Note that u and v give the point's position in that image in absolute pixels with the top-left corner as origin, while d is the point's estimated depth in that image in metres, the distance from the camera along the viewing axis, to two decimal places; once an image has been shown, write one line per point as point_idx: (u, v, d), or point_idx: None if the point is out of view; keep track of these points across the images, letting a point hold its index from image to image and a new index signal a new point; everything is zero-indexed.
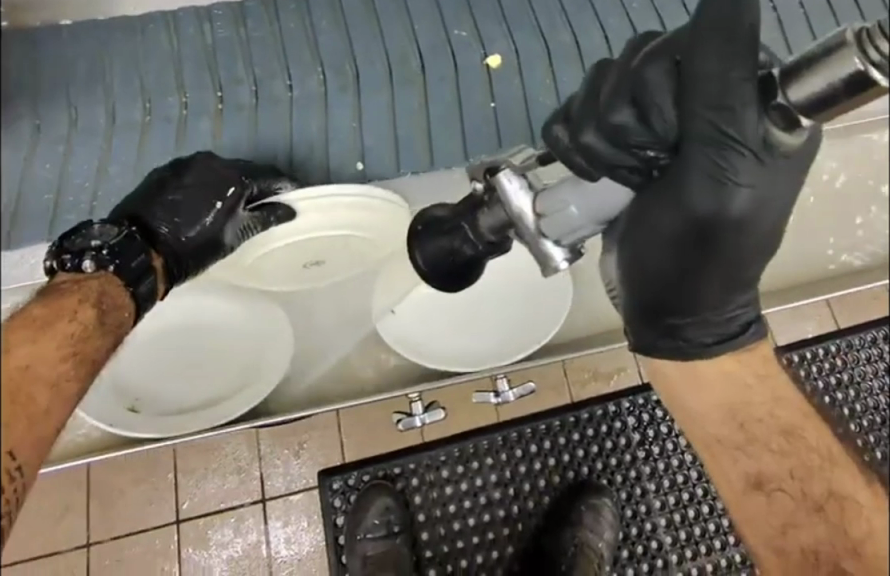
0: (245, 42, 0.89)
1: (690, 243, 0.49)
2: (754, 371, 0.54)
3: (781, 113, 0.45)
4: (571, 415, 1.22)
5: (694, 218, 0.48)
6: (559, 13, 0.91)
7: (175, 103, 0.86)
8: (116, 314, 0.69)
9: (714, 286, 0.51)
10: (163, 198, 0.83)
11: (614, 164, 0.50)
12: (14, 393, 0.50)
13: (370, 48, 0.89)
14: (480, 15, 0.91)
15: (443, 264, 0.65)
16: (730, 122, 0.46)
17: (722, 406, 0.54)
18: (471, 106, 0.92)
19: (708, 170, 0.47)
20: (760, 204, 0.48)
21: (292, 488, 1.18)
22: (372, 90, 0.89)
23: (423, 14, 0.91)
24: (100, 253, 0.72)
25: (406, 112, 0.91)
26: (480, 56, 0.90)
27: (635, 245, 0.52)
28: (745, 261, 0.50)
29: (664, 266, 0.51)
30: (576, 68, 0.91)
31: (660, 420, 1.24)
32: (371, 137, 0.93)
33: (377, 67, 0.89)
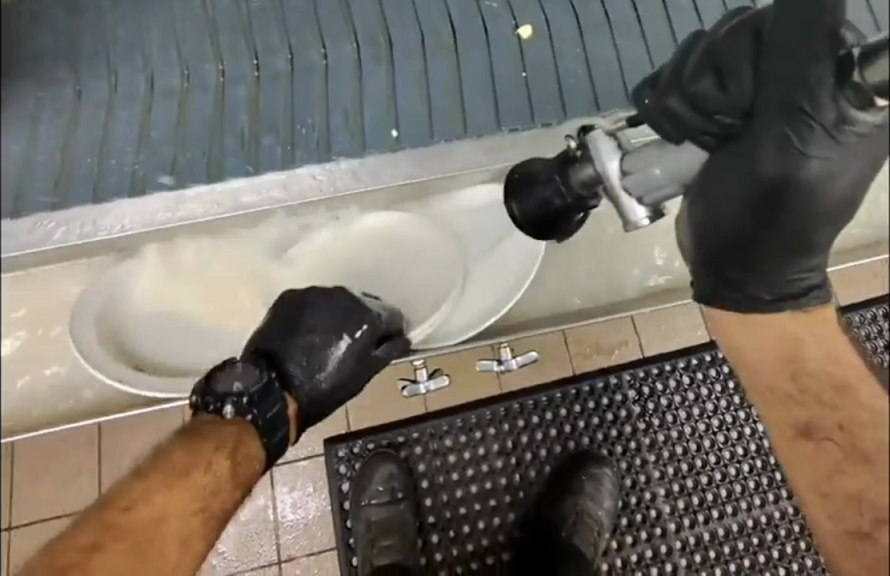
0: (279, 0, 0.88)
1: (759, 202, 0.45)
2: (813, 329, 0.48)
3: (859, 93, 0.42)
4: (571, 387, 1.27)
5: (766, 178, 0.45)
6: None
7: (212, 70, 0.87)
8: (248, 466, 0.70)
9: (780, 257, 0.47)
10: (298, 338, 0.78)
11: (692, 129, 0.48)
12: (141, 550, 0.63)
13: (403, 16, 0.91)
14: None
15: (540, 221, 0.60)
16: (805, 98, 0.43)
17: (780, 360, 0.48)
18: (501, 69, 0.91)
19: (779, 138, 0.44)
20: (836, 173, 0.44)
21: (299, 454, 1.23)
22: (406, 59, 0.90)
23: None
24: (241, 399, 0.71)
25: (440, 78, 0.91)
26: (511, 26, 0.92)
27: (699, 205, 0.48)
28: (810, 225, 0.45)
29: (732, 221, 0.47)
30: (606, 38, 0.92)
31: (660, 393, 1.27)
32: (405, 102, 0.90)
33: (410, 32, 0.90)
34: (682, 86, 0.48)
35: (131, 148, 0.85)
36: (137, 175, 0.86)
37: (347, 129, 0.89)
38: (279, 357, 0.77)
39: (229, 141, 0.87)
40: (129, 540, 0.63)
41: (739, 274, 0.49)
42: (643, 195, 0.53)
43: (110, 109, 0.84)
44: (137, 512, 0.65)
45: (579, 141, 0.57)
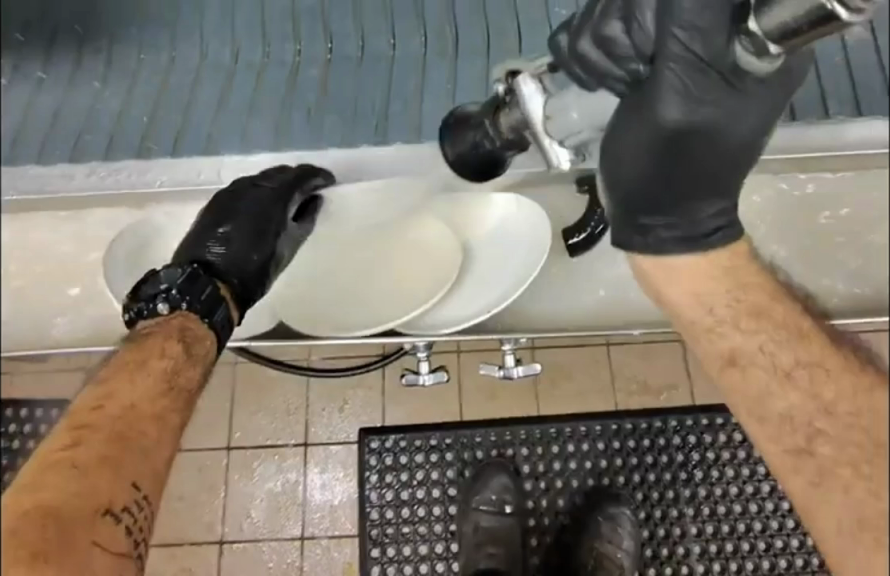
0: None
1: (664, 144, 0.53)
2: (724, 266, 0.56)
3: (757, 42, 0.48)
4: (614, 423, 1.23)
5: (665, 125, 0.52)
6: None
7: (291, 49, 0.98)
8: (200, 343, 0.72)
9: (686, 194, 0.56)
10: (215, 233, 0.82)
11: (604, 74, 0.57)
12: (122, 434, 0.61)
13: (471, 13, 0.97)
14: None
15: (465, 158, 0.80)
16: (701, 45, 0.50)
17: (693, 295, 0.56)
18: None
19: (676, 88, 0.51)
20: (734, 117, 0.52)
21: (332, 438, 1.25)
22: (470, 55, 0.97)
23: None
24: (171, 293, 0.73)
25: None
26: None
27: (608, 159, 0.58)
28: (708, 160, 0.54)
29: (641, 165, 0.55)
30: None
31: (709, 446, 1.22)
32: (462, 98, 0.96)
33: (476, 31, 0.97)
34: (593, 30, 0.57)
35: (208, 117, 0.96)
36: (212, 138, 0.95)
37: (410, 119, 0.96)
38: (202, 253, 0.80)
39: (298, 116, 0.97)
40: (105, 427, 0.61)
41: (653, 208, 0.57)
42: (565, 136, 0.64)
43: (198, 74, 0.97)
44: (105, 409, 0.62)
45: (509, 86, 0.68)
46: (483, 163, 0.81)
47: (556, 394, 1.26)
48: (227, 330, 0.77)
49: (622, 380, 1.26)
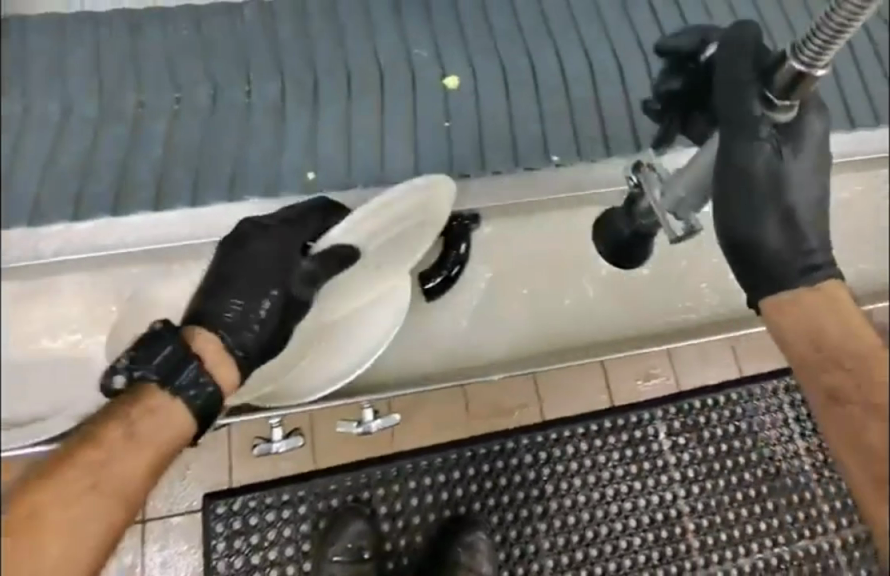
0: (322, 41, 1.05)
1: (751, 179, 0.73)
2: (818, 302, 0.73)
3: (770, 100, 0.70)
4: (469, 448, 1.16)
5: (749, 168, 0.72)
6: (521, 47, 1.08)
7: (131, 101, 0.97)
8: (167, 428, 0.79)
9: (755, 221, 0.74)
10: (227, 294, 0.86)
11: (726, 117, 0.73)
12: (93, 502, 0.75)
13: (334, 59, 1.05)
14: (444, 41, 1.08)
15: (617, 248, 1.07)
16: (746, 113, 0.71)
17: (806, 336, 0.71)
18: (426, 124, 1.06)
19: (750, 137, 0.72)
20: (801, 180, 0.73)
21: (173, 510, 1.11)
22: (331, 100, 1.05)
23: (384, 30, 1.07)
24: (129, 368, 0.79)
25: (363, 116, 1.05)
26: (439, 74, 1.07)
27: (717, 201, 0.77)
28: (778, 191, 0.73)
29: (750, 202, 0.74)
30: (528, 96, 1.07)
31: (559, 459, 1.17)
32: (327, 142, 1.04)
33: (335, 75, 1.05)
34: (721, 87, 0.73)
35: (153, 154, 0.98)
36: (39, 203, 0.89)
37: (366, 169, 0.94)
38: (224, 304, 0.85)
39: (144, 166, 0.97)
40: (81, 495, 0.74)
41: (760, 249, 0.75)
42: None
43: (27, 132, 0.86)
44: (90, 483, 0.75)
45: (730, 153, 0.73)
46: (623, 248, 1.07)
47: (410, 428, 1.18)
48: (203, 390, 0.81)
49: (475, 401, 1.19)
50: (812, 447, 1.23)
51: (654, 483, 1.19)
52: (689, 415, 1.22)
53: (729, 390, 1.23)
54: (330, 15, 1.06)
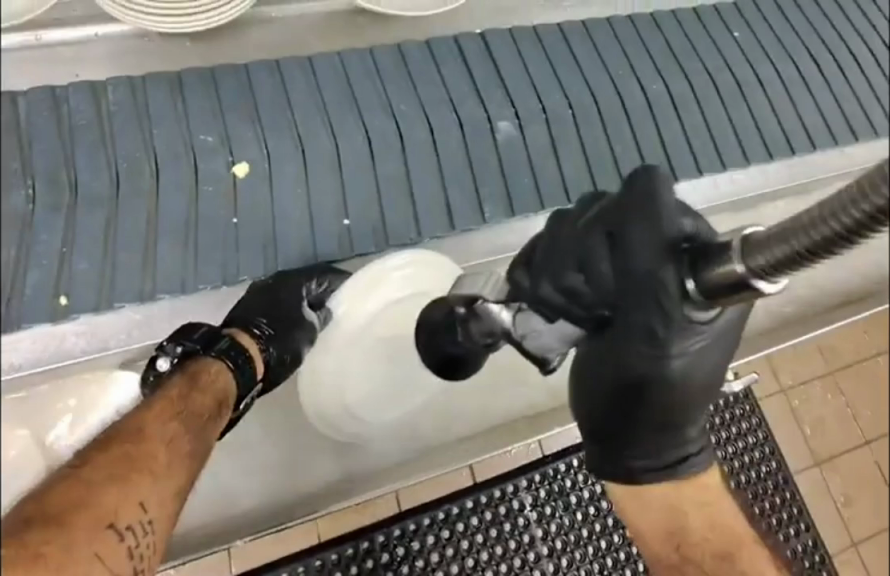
0: (109, 123, 0.71)
1: (630, 395, 0.46)
2: (694, 498, 0.50)
3: (695, 300, 0.42)
4: (318, 558, 0.81)
5: (634, 376, 0.45)
6: (381, 101, 0.76)
7: None
8: (214, 387, 0.62)
9: (638, 428, 0.47)
10: (258, 317, 0.70)
11: (566, 312, 0.47)
12: (130, 460, 0.51)
13: (98, 161, 0.69)
14: (266, 114, 0.74)
15: None
16: (657, 317, 0.43)
17: (662, 532, 0.52)
18: (281, 197, 0.72)
19: (648, 330, 0.44)
20: (696, 365, 0.45)
21: None
22: (95, 211, 0.68)
23: (166, 118, 0.72)
24: (180, 360, 0.63)
25: (172, 223, 0.69)
26: (225, 163, 0.71)
27: (577, 373, 0.49)
28: (688, 410, 0.47)
29: (603, 414, 0.48)
30: (370, 182, 0.74)
31: (461, 535, 0.86)
32: (125, 263, 0.68)
33: (99, 178, 0.68)
34: (552, 278, 0.47)
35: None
36: None
37: (88, 268, 0.67)
38: (249, 319, 0.70)
39: None
40: (109, 456, 0.51)
41: (464, 359, 0.62)
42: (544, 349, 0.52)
43: None
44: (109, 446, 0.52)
45: (467, 308, 0.56)
46: None
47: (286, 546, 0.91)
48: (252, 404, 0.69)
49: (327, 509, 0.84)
50: None
51: (593, 550, 0.90)
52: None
53: None
54: (96, 96, 0.71)
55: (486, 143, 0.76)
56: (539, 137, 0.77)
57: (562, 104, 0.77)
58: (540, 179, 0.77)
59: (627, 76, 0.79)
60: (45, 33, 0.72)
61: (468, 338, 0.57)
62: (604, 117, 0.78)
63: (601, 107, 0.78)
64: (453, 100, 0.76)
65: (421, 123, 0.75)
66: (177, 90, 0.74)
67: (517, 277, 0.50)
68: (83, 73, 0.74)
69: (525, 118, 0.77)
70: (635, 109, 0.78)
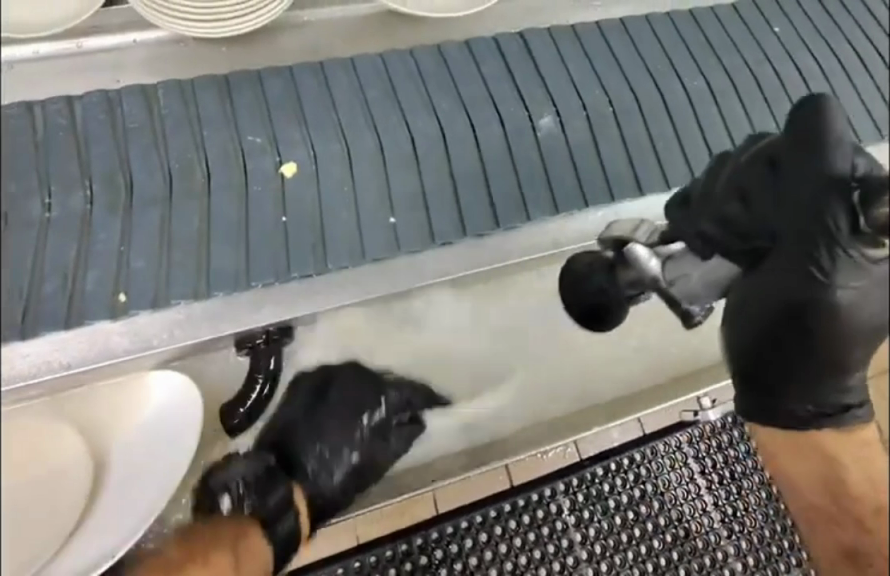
0: (160, 124, 0.74)
1: (784, 325, 0.54)
2: (853, 453, 0.62)
3: (863, 231, 0.49)
4: (371, 553, 0.86)
5: (787, 305, 0.53)
6: (423, 100, 0.77)
7: None
8: (247, 548, 0.78)
9: (799, 367, 0.55)
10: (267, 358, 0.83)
11: (727, 249, 0.59)
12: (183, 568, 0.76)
13: (150, 158, 0.72)
14: (310, 113, 0.76)
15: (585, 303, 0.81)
16: (823, 246, 0.51)
17: (821, 470, 0.64)
18: (327, 191, 0.73)
19: (812, 263, 0.52)
20: (862, 302, 0.51)
21: None
22: (147, 208, 0.70)
23: (215, 120, 0.75)
24: (235, 502, 0.80)
25: (223, 221, 0.71)
26: (273, 163, 0.73)
27: (725, 325, 0.59)
28: (850, 344, 0.53)
29: (764, 337, 0.55)
30: (412, 173, 0.75)
31: (499, 538, 0.89)
32: (179, 261, 0.69)
33: (154, 177, 0.71)
34: (712, 212, 0.58)
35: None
36: None
37: (149, 266, 0.69)
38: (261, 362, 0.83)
39: None
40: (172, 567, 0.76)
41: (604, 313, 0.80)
42: (690, 301, 0.67)
43: None
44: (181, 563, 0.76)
45: (617, 251, 0.70)
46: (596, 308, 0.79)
47: None
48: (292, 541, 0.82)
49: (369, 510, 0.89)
50: (722, 498, 0.96)
51: (633, 555, 0.92)
52: (629, 469, 0.95)
53: (690, 430, 0.98)
54: (148, 99, 0.75)
55: (527, 140, 0.77)
56: (580, 132, 0.78)
57: (602, 101, 0.79)
58: (582, 171, 0.77)
59: (656, 78, 0.80)
60: (85, 41, 0.76)
61: (618, 284, 0.72)
62: (642, 117, 0.79)
63: (644, 111, 0.79)
64: (494, 97, 0.78)
65: (463, 121, 0.76)
66: (226, 90, 0.76)
67: (678, 215, 0.64)
68: (123, 78, 0.77)
69: (566, 116, 0.78)
70: (676, 105, 0.79)
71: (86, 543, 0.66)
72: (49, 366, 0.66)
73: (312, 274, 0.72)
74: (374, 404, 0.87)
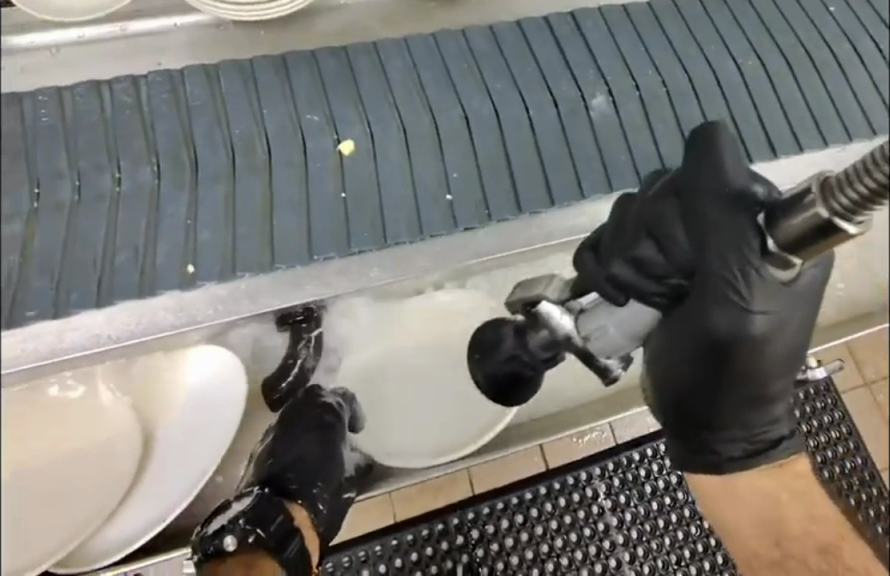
0: (222, 102, 0.77)
1: (708, 357, 0.56)
2: (789, 488, 0.63)
3: (770, 255, 0.53)
4: (425, 524, 0.99)
5: (710, 339, 0.55)
6: (479, 81, 0.79)
7: (24, 194, 0.67)
8: None
9: (722, 393, 0.58)
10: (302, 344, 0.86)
11: (642, 291, 0.58)
12: None
13: (214, 134, 0.75)
14: (366, 92, 0.78)
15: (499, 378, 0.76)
16: (738, 277, 0.54)
17: (764, 523, 0.64)
18: (386, 169, 0.75)
19: (723, 299, 0.54)
20: (777, 326, 0.55)
21: None
22: (211, 183, 0.73)
23: (272, 96, 0.77)
24: (238, 525, 0.77)
25: (287, 196, 0.74)
26: (332, 142, 0.76)
27: (657, 358, 0.60)
28: (762, 373, 0.57)
29: (688, 375, 0.58)
30: (468, 148, 0.76)
31: (535, 520, 1.00)
32: (245, 233, 0.72)
33: (218, 153, 0.74)
34: (626, 251, 0.57)
35: (12, 266, 0.65)
36: None
37: (217, 238, 0.72)
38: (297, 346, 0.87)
39: (38, 277, 0.67)
40: None
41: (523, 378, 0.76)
42: (607, 355, 0.65)
43: None
44: None
45: (527, 315, 0.68)
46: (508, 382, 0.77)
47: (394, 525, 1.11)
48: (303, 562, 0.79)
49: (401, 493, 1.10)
50: None
51: (669, 540, 1.02)
52: (664, 455, 1.05)
53: None
54: (208, 75, 0.78)
55: (581, 121, 0.78)
56: (633, 113, 0.79)
57: (656, 82, 0.80)
58: (637, 152, 0.78)
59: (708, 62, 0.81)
60: (129, 24, 0.82)
61: (530, 347, 0.70)
62: (695, 98, 0.80)
63: (699, 94, 0.80)
64: (545, 76, 0.79)
65: (516, 99, 0.78)
66: (282, 66, 0.79)
67: (588, 260, 0.61)
68: (164, 61, 0.80)
69: (617, 95, 0.79)
70: (730, 89, 0.80)
71: (129, 518, 0.81)
72: (98, 339, 0.72)
73: (373, 250, 0.75)
74: (324, 428, 0.87)
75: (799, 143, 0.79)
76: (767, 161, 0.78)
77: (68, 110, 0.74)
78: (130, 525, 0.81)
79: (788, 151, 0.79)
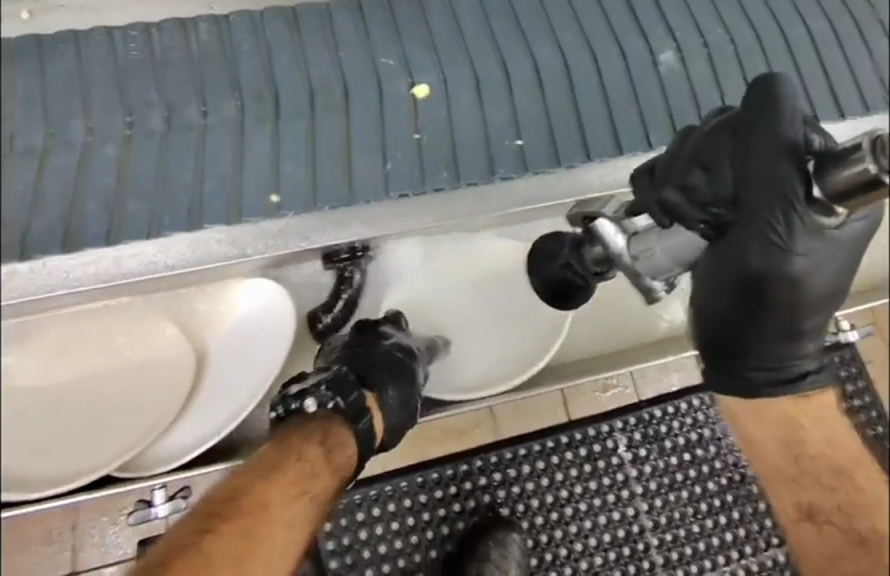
0: (303, 40, 0.80)
1: (748, 292, 0.57)
2: (811, 414, 0.60)
3: (817, 198, 0.54)
4: (451, 466, 1.05)
5: (751, 274, 0.56)
6: (549, 33, 0.82)
7: (119, 121, 0.74)
8: (338, 450, 0.78)
9: (757, 329, 0.59)
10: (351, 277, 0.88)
11: (689, 218, 0.59)
12: (252, 523, 0.70)
13: (295, 72, 0.79)
14: (443, 35, 0.81)
15: (550, 284, 0.87)
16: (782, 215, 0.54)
17: (780, 444, 0.60)
18: (459, 111, 0.79)
19: (766, 236, 0.55)
20: (815, 266, 0.56)
21: (107, 559, 1.01)
22: (293, 118, 0.77)
23: (351, 36, 0.81)
24: (315, 392, 0.79)
25: (365, 133, 0.78)
26: (406, 84, 0.79)
27: (699, 291, 0.61)
28: (798, 311, 0.57)
29: (729, 309, 0.59)
30: (537, 97, 0.80)
31: (555, 467, 1.06)
32: (324, 169, 0.77)
33: (299, 89, 0.78)
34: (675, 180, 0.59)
35: (108, 188, 0.72)
36: None
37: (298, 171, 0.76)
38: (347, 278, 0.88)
39: (133, 198, 0.72)
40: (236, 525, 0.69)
41: (571, 291, 0.87)
42: (652, 276, 0.68)
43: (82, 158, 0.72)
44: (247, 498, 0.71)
45: (588, 229, 0.74)
46: (559, 289, 0.87)
47: None
48: (372, 437, 0.81)
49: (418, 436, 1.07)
50: None
51: (687, 495, 1.08)
52: (685, 414, 1.10)
53: None
54: (288, 16, 0.81)
55: (649, 73, 0.81)
56: (699, 68, 0.81)
57: (722, 38, 0.82)
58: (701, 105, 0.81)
59: (772, 24, 0.83)
60: None
61: (586, 258, 0.78)
62: (759, 57, 0.82)
63: (763, 54, 0.82)
64: (614, 30, 0.82)
65: (586, 50, 0.81)
66: (359, 10, 0.82)
67: (641, 183, 0.63)
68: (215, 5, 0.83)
69: (686, 51, 0.82)
70: (796, 48, 0.83)
71: (187, 430, 0.84)
72: (155, 267, 0.74)
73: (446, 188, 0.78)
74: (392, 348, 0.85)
75: (866, 106, 0.82)
76: (834, 122, 0.80)
77: (156, 46, 0.78)
78: (189, 436, 0.84)
79: (855, 112, 0.81)
